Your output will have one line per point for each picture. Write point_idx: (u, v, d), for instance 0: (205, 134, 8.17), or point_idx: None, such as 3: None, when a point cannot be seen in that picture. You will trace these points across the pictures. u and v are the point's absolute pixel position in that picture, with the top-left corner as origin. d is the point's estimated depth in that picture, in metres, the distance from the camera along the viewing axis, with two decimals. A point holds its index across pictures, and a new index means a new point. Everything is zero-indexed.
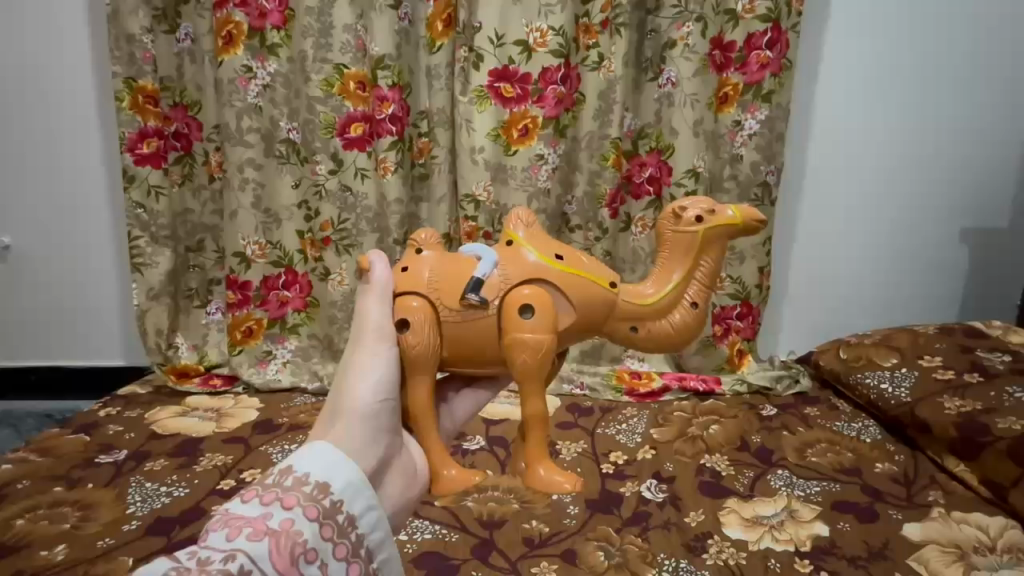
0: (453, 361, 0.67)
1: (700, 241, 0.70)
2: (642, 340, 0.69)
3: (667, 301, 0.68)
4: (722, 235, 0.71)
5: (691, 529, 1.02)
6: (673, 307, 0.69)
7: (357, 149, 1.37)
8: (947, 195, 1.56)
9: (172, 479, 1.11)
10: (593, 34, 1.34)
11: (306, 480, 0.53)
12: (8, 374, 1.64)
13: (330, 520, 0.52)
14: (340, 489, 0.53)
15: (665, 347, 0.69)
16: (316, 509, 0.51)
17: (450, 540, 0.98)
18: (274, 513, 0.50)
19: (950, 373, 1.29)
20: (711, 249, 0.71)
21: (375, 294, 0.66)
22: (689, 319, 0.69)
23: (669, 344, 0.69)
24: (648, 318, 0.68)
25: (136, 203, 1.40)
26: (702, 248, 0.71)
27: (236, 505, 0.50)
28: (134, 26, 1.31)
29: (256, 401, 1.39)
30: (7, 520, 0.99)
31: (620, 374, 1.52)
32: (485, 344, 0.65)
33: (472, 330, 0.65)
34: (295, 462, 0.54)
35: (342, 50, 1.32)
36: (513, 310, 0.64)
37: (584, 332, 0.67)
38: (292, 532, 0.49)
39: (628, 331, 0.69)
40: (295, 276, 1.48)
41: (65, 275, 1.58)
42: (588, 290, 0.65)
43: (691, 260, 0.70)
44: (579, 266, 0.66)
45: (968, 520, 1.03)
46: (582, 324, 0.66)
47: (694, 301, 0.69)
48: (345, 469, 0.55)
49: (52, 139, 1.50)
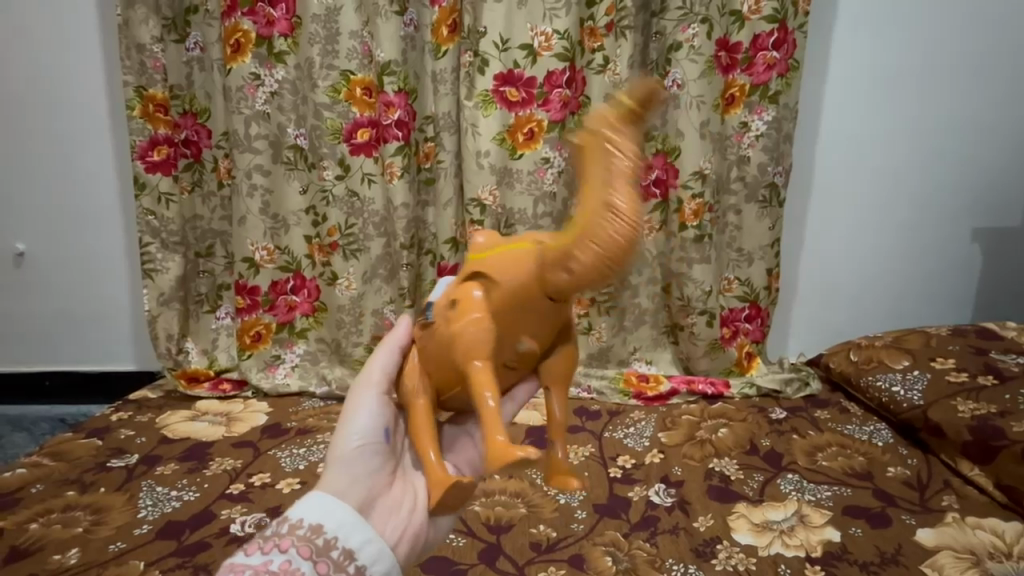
0: (441, 387, 0.62)
1: (595, 149, 0.52)
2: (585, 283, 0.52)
3: (584, 223, 0.50)
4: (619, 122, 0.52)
5: (700, 533, 1.01)
6: (597, 219, 0.50)
7: (364, 154, 1.38)
8: (957, 194, 1.54)
9: (182, 484, 1.12)
10: (598, 37, 1.34)
11: (301, 524, 0.58)
12: (23, 378, 1.67)
13: (325, 557, 0.56)
14: (335, 527, 0.58)
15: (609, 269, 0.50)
16: (310, 548, 0.56)
17: (456, 545, 0.97)
18: (272, 558, 0.55)
19: (964, 376, 1.27)
20: (612, 143, 0.51)
21: (385, 345, 0.69)
22: (617, 222, 0.49)
23: (617, 266, 0.50)
24: (573, 251, 0.51)
25: (147, 210, 1.42)
26: (605, 151, 0.51)
27: (240, 556, 0.56)
28: (145, 36, 1.33)
29: (265, 405, 1.41)
30: (22, 524, 1.00)
31: (627, 377, 1.51)
32: (440, 354, 0.60)
33: (429, 348, 0.62)
34: (293, 510, 0.60)
35: (348, 57, 1.33)
36: (448, 312, 0.59)
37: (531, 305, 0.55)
38: (290, 571, 0.54)
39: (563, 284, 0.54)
40: (304, 280, 1.49)
41: (79, 280, 1.61)
42: (506, 264, 0.56)
43: (597, 168, 0.51)
44: (503, 248, 0.58)
45: (983, 526, 1.01)
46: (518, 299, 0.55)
47: (620, 206, 0.49)
48: (337, 511, 0.60)
49: (64, 146, 1.52)
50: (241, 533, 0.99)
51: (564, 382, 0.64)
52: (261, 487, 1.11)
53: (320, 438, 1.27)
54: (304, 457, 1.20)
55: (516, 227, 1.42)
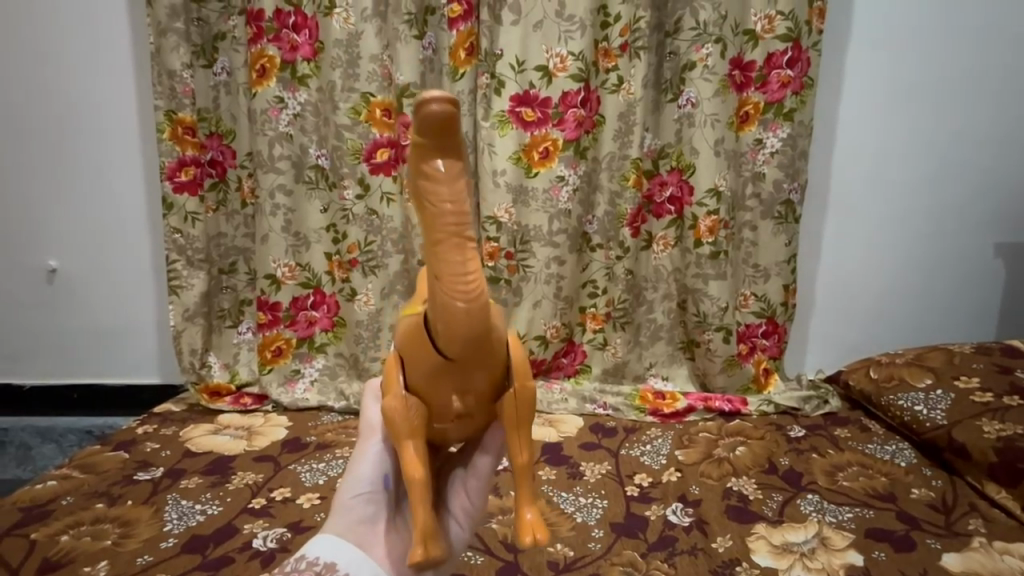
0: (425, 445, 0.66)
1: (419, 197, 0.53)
2: (459, 346, 0.54)
3: (434, 289, 0.53)
4: (424, 160, 0.52)
5: (719, 554, 1.00)
6: (447, 301, 0.52)
7: (383, 174, 1.43)
8: (974, 209, 1.53)
9: (206, 498, 1.14)
10: (613, 58, 1.36)
11: (316, 561, 0.69)
12: (52, 393, 1.71)
13: None
14: (345, 564, 0.69)
15: (462, 333, 0.53)
16: None
17: (474, 563, 0.97)
18: None
19: (989, 396, 1.23)
20: (428, 181, 0.52)
21: (367, 396, 0.75)
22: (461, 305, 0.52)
23: (469, 326, 0.53)
24: (438, 317, 0.54)
25: (175, 228, 1.47)
26: (426, 201, 0.53)
27: None
28: (175, 62, 1.39)
29: (285, 419, 1.44)
30: (52, 535, 1.02)
31: (643, 394, 1.50)
32: None
33: None
34: (307, 550, 0.70)
35: (369, 79, 1.38)
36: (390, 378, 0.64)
37: (430, 375, 0.58)
38: None
39: (445, 346, 0.55)
40: (323, 296, 1.52)
41: (108, 297, 1.66)
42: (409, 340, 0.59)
43: (426, 222, 0.53)
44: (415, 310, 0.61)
45: (1011, 552, 0.98)
46: (422, 371, 0.58)
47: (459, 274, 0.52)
48: (344, 549, 0.70)
49: (97, 168, 1.59)
50: (263, 547, 1.00)
51: (525, 424, 0.62)
52: (282, 502, 1.13)
53: (339, 453, 1.28)
54: (324, 471, 1.22)
55: (532, 243, 1.44)
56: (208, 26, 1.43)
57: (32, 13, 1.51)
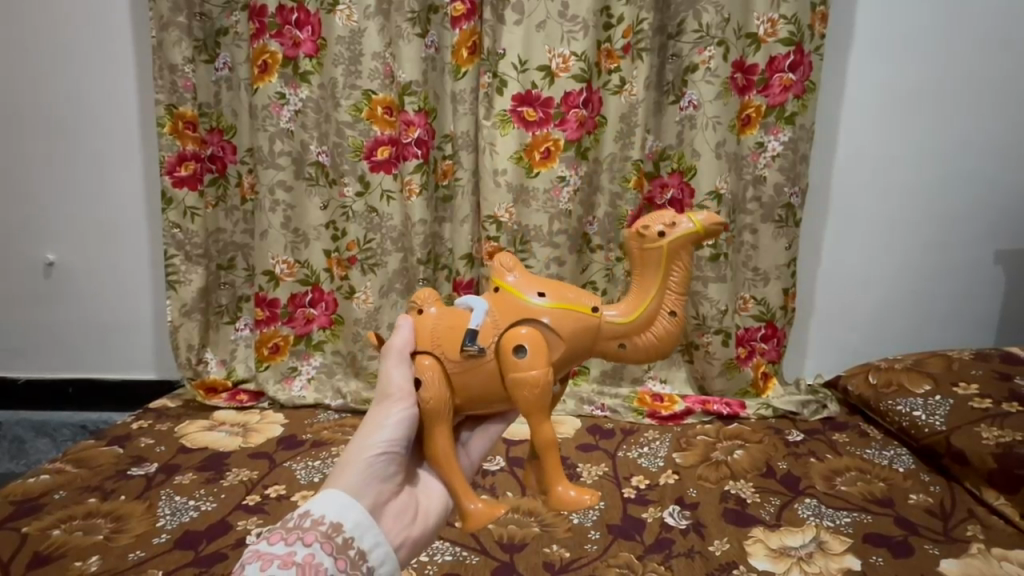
0: (466, 406, 0.69)
1: (666, 255, 0.70)
2: (634, 355, 0.70)
3: (648, 311, 0.69)
4: (691, 242, 0.70)
5: (716, 557, 0.99)
6: (657, 322, 0.69)
7: (384, 171, 1.42)
8: (978, 213, 1.53)
9: (200, 494, 1.13)
10: (615, 59, 1.37)
11: (322, 520, 0.58)
12: (46, 386, 1.70)
13: (344, 554, 0.58)
14: (352, 526, 0.59)
15: (654, 356, 0.70)
16: (332, 544, 0.57)
17: (470, 563, 0.96)
18: (296, 550, 0.56)
19: (988, 402, 1.23)
20: (681, 256, 0.70)
21: (392, 356, 0.69)
22: (670, 330, 0.69)
23: (662, 348, 0.70)
24: (635, 332, 0.69)
25: (173, 223, 1.46)
26: (674, 264, 0.70)
27: (265, 545, 0.57)
28: (177, 56, 1.39)
29: (280, 417, 1.43)
30: (44, 529, 1.01)
31: (641, 397, 1.50)
32: (489, 388, 0.67)
33: (479, 376, 0.67)
34: (311, 505, 0.60)
35: (370, 77, 1.37)
36: (509, 348, 0.65)
37: (577, 358, 0.68)
38: (313, 564, 0.56)
39: (618, 349, 0.70)
40: (322, 293, 1.51)
41: (107, 290, 1.66)
42: (574, 326, 0.67)
43: (665, 276, 0.70)
44: (563, 301, 0.68)
45: (1009, 558, 0.98)
46: (575, 352, 0.68)
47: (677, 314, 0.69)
48: (353, 510, 0.61)
49: (96, 163, 1.58)
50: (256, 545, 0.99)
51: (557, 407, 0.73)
52: (277, 499, 1.12)
53: (335, 452, 1.27)
54: (319, 469, 1.21)
55: (532, 243, 1.43)
56: (210, 21, 1.43)
57: (34, 6, 1.51)
